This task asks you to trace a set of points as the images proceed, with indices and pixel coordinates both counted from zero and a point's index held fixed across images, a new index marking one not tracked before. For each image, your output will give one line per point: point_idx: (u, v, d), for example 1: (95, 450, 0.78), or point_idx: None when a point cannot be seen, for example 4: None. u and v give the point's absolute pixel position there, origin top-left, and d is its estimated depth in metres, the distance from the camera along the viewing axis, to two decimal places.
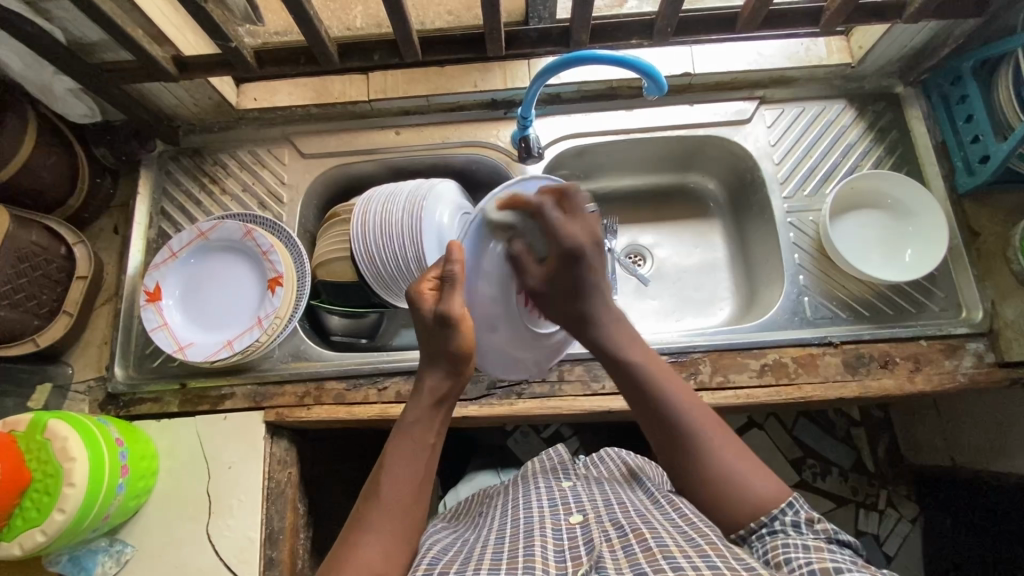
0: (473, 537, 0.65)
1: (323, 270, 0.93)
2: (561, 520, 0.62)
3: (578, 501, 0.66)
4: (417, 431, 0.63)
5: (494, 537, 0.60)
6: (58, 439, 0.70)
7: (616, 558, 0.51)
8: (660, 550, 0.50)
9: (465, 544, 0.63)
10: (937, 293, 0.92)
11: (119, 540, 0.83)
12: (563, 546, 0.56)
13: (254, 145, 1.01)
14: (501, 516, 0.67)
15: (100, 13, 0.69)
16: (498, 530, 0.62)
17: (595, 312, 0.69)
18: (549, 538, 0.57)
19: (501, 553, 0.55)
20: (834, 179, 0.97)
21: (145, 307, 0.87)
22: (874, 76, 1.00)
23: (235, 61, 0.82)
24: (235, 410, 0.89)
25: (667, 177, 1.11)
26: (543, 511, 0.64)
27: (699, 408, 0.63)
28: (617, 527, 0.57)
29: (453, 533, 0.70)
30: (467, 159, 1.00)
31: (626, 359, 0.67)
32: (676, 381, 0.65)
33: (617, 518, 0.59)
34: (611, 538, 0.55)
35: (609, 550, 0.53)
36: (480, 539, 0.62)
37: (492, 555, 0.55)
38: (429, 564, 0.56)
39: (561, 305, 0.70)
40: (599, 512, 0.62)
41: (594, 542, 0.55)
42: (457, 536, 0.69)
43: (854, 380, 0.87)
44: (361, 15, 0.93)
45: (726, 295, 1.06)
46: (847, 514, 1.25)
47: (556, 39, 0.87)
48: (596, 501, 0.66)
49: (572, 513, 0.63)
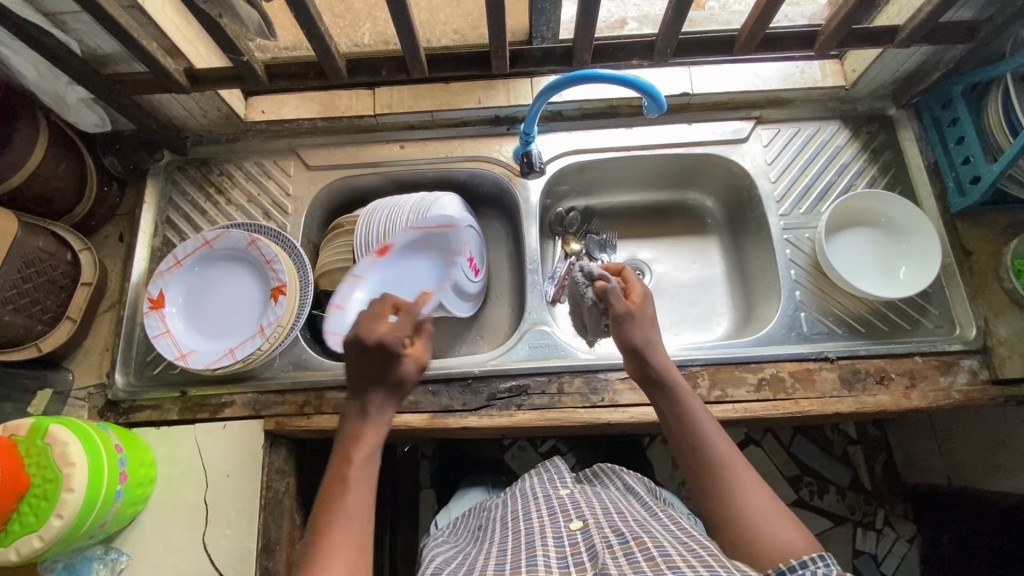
0: (473, 550, 0.66)
1: (326, 278, 0.95)
2: (561, 528, 0.62)
3: (575, 508, 0.66)
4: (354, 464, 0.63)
5: (496, 549, 0.61)
6: (59, 444, 0.70)
7: (619, 565, 0.51)
8: (663, 560, 0.51)
9: (467, 556, 0.64)
10: (932, 311, 0.93)
11: (114, 548, 0.82)
12: (565, 553, 0.57)
13: (260, 157, 1.02)
14: (500, 529, 0.67)
15: (117, 26, 0.71)
16: (499, 542, 0.63)
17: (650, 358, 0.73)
18: (551, 546, 0.58)
19: (504, 563, 0.56)
20: (830, 197, 0.99)
21: (149, 314, 0.88)
22: (867, 98, 1.03)
23: (246, 75, 0.83)
24: (234, 418, 0.89)
25: (666, 194, 1.13)
26: (543, 520, 0.64)
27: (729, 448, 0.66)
28: (617, 533, 0.57)
29: (453, 546, 0.71)
30: (469, 173, 1.02)
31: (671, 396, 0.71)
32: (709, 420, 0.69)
33: (616, 525, 0.60)
34: (612, 545, 0.55)
35: (611, 557, 0.53)
36: (482, 551, 0.63)
37: (495, 565, 0.56)
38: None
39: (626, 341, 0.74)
40: (597, 518, 0.62)
41: (597, 548, 0.56)
42: (460, 549, 0.69)
43: (850, 396, 0.88)
44: (369, 32, 0.95)
45: (724, 310, 1.07)
46: (845, 534, 1.25)
47: (559, 58, 0.89)
48: (594, 508, 0.66)
49: (572, 520, 0.63)
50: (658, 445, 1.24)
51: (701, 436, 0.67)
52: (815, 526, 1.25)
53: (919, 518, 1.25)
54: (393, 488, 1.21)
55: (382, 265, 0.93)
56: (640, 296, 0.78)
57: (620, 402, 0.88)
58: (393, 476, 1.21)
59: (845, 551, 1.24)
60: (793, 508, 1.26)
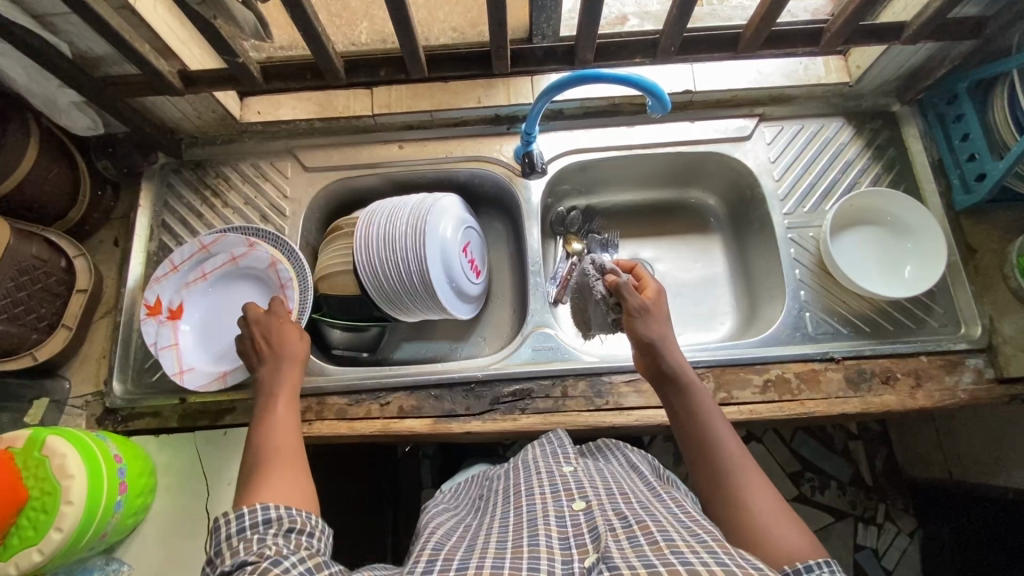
0: (475, 524, 0.63)
1: (325, 283, 0.94)
2: (564, 507, 0.58)
3: (580, 487, 0.61)
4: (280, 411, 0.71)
5: (496, 525, 0.58)
6: (56, 456, 0.69)
7: (622, 548, 0.49)
8: (667, 544, 0.48)
9: (469, 530, 0.61)
10: (936, 309, 0.92)
11: (115, 559, 0.81)
12: (567, 533, 0.53)
13: (256, 159, 1.01)
14: (502, 503, 0.64)
15: (108, 28, 0.69)
16: (499, 519, 0.59)
17: (666, 354, 0.73)
18: (553, 526, 0.54)
19: (504, 541, 0.53)
20: (834, 195, 0.99)
21: (145, 321, 0.86)
22: (871, 95, 1.02)
23: (241, 76, 0.81)
24: (235, 425, 0.88)
25: (668, 193, 1.12)
26: (545, 498, 0.60)
27: (737, 445, 0.65)
28: (621, 517, 0.54)
29: (454, 518, 0.68)
30: (469, 173, 1.01)
31: (681, 389, 0.71)
32: (719, 418, 0.68)
33: (621, 508, 0.56)
34: (615, 529, 0.52)
35: (614, 540, 0.50)
36: (483, 525, 0.60)
37: (497, 543, 0.53)
38: (433, 549, 0.54)
39: (639, 335, 0.75)
40: (601, 500, 0.58)
41: (599, 530, 0.52)
42: (459, 521, 0.66)
43: (856, 397, 0.87)
44: (366, 31, 0.94)
45: (727, 310, 1.07)
46: (845, 528, 1.25)
47: (561, 57, 0.87)
48: (598, 488, 0.61)
49: (575, 499, 0.59)
50: (660, 443, 1.24)
51: (707, 431, 0.67)
52: (817, 521, 1.25)
53: (920, 513, 1.25)
54: (395, 488, 1.19)
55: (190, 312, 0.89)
56: (654, 290, 0.79)
57: (625, 404, 0.87)
58: (394, 479, 1.20)
59: (846, 545, 1.25)
60: (795, 504, 1.26)
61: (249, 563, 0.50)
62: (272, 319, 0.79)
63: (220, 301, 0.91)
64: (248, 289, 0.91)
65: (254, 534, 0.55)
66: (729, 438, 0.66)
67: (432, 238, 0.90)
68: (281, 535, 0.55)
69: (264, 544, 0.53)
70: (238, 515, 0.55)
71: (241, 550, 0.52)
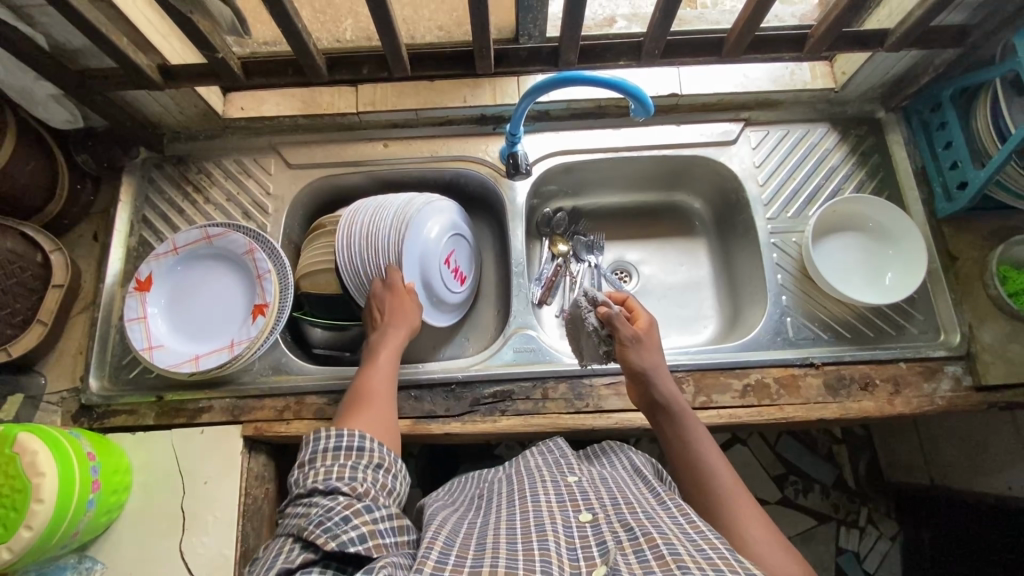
0: (477, 522, 0.59)
1: (306, 280, 0.94)
2: (570, 517, 0.57)
3: (586, 499, 0.60)
4: (378, 366, 0.79)
5: (500, 527, 0.55)
6: (27, 453, 0.68)
7: (629, 563, 0.48)
8: (673, 559, 0.47)
9: (470, 525, 0.59)
10: (917, 316, 0.93)
11: (88, 557, 0.80)
12: (575, 543, 0.53)
13: (239, 155, 1.00)
14: (495, 505, 0.62)
15: (84, 22, 0.68)
16: (505, 520, 0.57)
17: (652, 375, 0.76)
18: (561, 534, 0.53)
19: (514, 543, 0.51)
20: (817, 201, 0.99)
21: (130, 294, 0.87)
22: (857, 101, 1.02)
23: (222, 71, 0.81)
24: (212, 424, 0.87)
25: (655, 195, 1.12)
26: (552, 506, 0.58)
27: (728, 474, 0.65)
28: (627, 528, 0.53)
29: (454, 512, 0.64)
30: (454, 173, 1.01)
31: (673, 415, 0.72)
32: (709, 445, 0.69)
33: (628, 518, 0.55)
34: (622, 541, 0.51)
35: (621, 553, 0.49)
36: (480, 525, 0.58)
37: (509, 544, 0.51)
38: (445, 541, 0.52)
39: (630, 364, 0.77)
40: (609, 511, 0.57)
41: (608, 543, 0.51)
42: (461, 515, 0.63)
43: (834, 402, 0.88)
44: (351, 28, 0.93)
45: (710, 314, 1.07)
46: (827, 532, 1.25)
47: (544, 58, 0.87)
48: (604, 499, 0.60)
49: (582, 510, 0.58)
50: (644, 445, 1.23)
51: (697, 460, 0.67)
52: (800, 525, 1.25)
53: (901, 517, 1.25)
54: None
55: (163, 288, 0.89)
56: (644, 322, 0.81)
57: (605, 407, 0.87)
58: None
59: (828, 549, 1.24)
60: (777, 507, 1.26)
61: (341, 492, 0.56)
62: (386, 291, 0.86)
63: (194, 284, 0.90)
64: (226, 281, 0.90)
65: (347, 458, 0.60)
66: (722, 466, 0.66)
67: (416, 246, 0.90)
68: (370, 469, 0.60)
69: (356, 479, 0.58)
70: (339, 433, 0.61)
71: (334, 474, 0.58)
